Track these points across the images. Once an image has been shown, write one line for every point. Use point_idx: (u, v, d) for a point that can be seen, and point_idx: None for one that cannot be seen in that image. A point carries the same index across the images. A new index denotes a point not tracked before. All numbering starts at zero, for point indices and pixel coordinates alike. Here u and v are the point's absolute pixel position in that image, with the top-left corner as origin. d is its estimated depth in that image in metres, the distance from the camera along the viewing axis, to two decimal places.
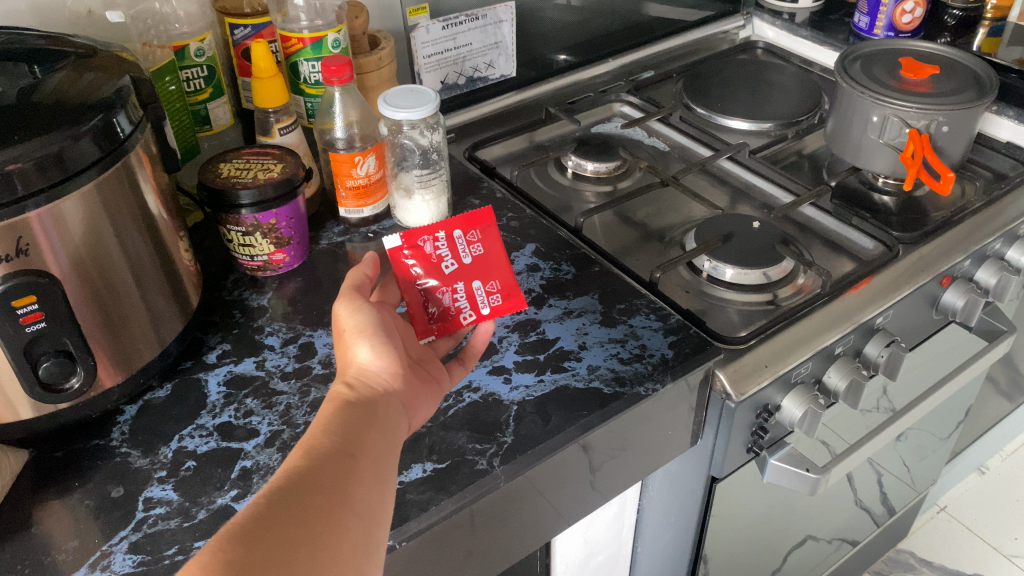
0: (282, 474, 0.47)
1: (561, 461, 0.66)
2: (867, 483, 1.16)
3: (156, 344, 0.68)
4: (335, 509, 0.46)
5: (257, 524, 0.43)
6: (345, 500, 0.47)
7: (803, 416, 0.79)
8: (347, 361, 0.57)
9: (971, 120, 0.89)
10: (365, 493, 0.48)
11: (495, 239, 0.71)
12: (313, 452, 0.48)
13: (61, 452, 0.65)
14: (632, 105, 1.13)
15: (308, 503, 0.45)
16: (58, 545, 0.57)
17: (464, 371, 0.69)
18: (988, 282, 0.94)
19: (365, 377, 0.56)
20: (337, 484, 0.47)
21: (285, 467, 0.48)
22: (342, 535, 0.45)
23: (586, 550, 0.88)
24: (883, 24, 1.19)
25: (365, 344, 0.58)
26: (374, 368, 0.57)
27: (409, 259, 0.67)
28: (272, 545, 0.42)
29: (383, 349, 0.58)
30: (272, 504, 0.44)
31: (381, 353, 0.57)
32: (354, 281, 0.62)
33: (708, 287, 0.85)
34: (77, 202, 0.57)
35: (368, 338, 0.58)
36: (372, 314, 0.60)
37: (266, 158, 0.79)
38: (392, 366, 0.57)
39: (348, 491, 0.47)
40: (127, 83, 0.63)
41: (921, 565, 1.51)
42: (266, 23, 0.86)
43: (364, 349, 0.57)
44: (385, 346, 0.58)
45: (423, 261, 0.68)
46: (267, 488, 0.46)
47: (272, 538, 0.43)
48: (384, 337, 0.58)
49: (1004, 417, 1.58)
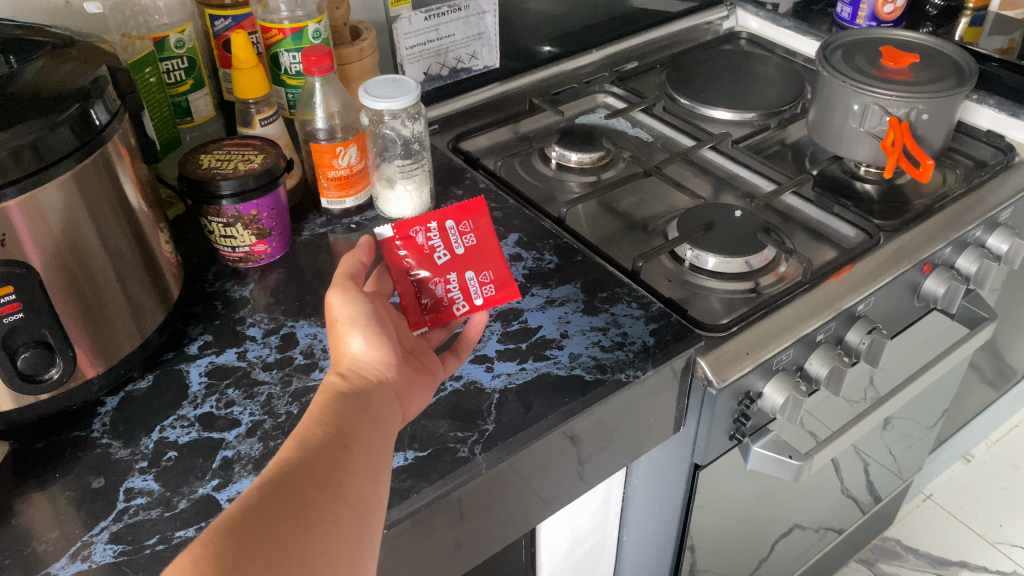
0: (274, 466, 0.46)
1: (543, 448, 0.66)
2: (852, 471, 1.17)
3: (136, 336, 0.68)
4: (328, 502, 0.46)
5: (249, 517, 0.43)
6: (338, 491, 0.47)
7: (785, 402, 0.79)
8: (340, 351, 0.57)
9: (950, 108, 0.90)
10: (358, 484, 0.48)
11: (488, 230, 0.71)
12: (306, 444, 0.48)
13: (42, 443, 0.64)
14: (616, 95, 1.13)
15: (301, 495, 0.45)
16: (39, 535, 0.57)
17: (457, 362, 0.67)
18: (969, 269, 0.94)
19: (359, 367, 0.56)
20: (330, 475, 0.47)
21: (276, 459, 0.47)
22: (336, 528, 0.45)
23: (571, 538, 0.88)
24: (866, 14, 1.19)
25: (358, 334, 0.57)
26: (368, 359, 0.57)
27: (401, 250, 0.67)
28: (264, 538, 0.42)
29: (377, 340, 0.57)
30: (265, 497, 0.44)
31: (374, 344, 0.57)
32: (348, 270, 0.61)
33: (691, 276, 0.85)
34: (55, 192, 0.57)
35: (362, 328, 0.57)
36: (366, 304, 0.59)
37: (247, 149, 0.79)
38: (386, 357, 0.57)
39: (341, 483, 0.47)
40: (105, 73, 0.62)
41: (907, 553, 1.52)
42: (246, 14, 0.86)
43: (357, 340, 0.57)
44: (378, 336, 0.57)
45: (416, 253, 0.68)
46: (259, 481, 0.45)
47: (263, 531, 0.43)
48: (378, 327, 0.58)
49: (989, 405, 1.59)
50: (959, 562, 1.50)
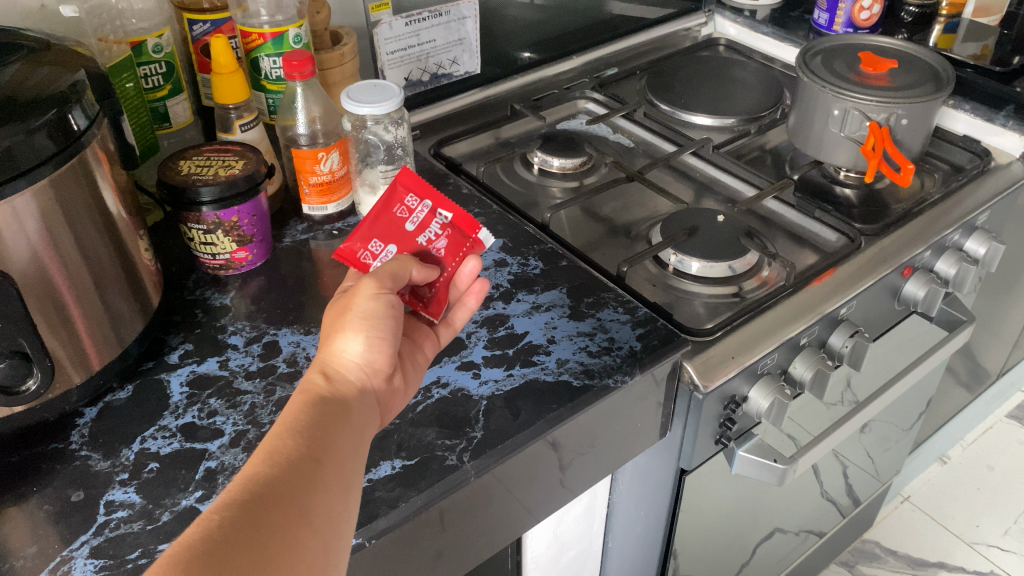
0: (241, 484, 0.45)
1: (528, 456, 0.66)
2: (832, 474, 1.18)
3: (115, 345, 0.66)
4: (294, 527, 0.44)
5: (209, 545, 0.41)
6: (304, 512, 0.45)
7: (770, 406, 0.80)
8: (328, 344, 0.56)
9: (929, 113, 0.91)
10: (326, 505, 0.47)
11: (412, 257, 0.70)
12: (277, 459, 0.47)
13: (19, 456, 0.63)
14: (596, 101, 1.13)
15: (265, 521, 0.43)
16: (16, 551, 0.56)
17: (451, 332, 0.69)
18: (948, 272, 0.95)
19: (344, 370, 0.55)
20: (297, 495, 0.45)
21: (243, 474, 0.45)
22: (300, 554, 0.44)
23: (557, 546, 0.88)
24: (842, 20, 1.21)
25: (351, 334, 0.56)
26: (357, 360, 0.56)
27: (435, 214, 0.71)
28: (227, 567, 0.40)
29: (370, 345, 0.56)
30: (227, 524, 0.42)
31: (366, 349, 0.56)
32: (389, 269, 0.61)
33: (675, 280, 0.85)
34: (30, 199, 0.56)
35: (358, 331, 0.56)
36: (371, 301, 0.57)
37: (227, 154, 0.78)
38: (374, 363, 0.57)
39: (309, 503, 0.46)
40: (83, 78, 0.61)
41: (886, 555, 1.53)
42: (226, 18, 0.85)
43: (349, 341, 0.56)
44: (373, 342, 0.56)
45: (474, 238, 0.72)
46: (221, 503, 0.43)
47: (224, 561, 0.40)
48: (373, 332, 0.56)
49: (964, 407, 1.61)
50: (937, 563, 1.52)
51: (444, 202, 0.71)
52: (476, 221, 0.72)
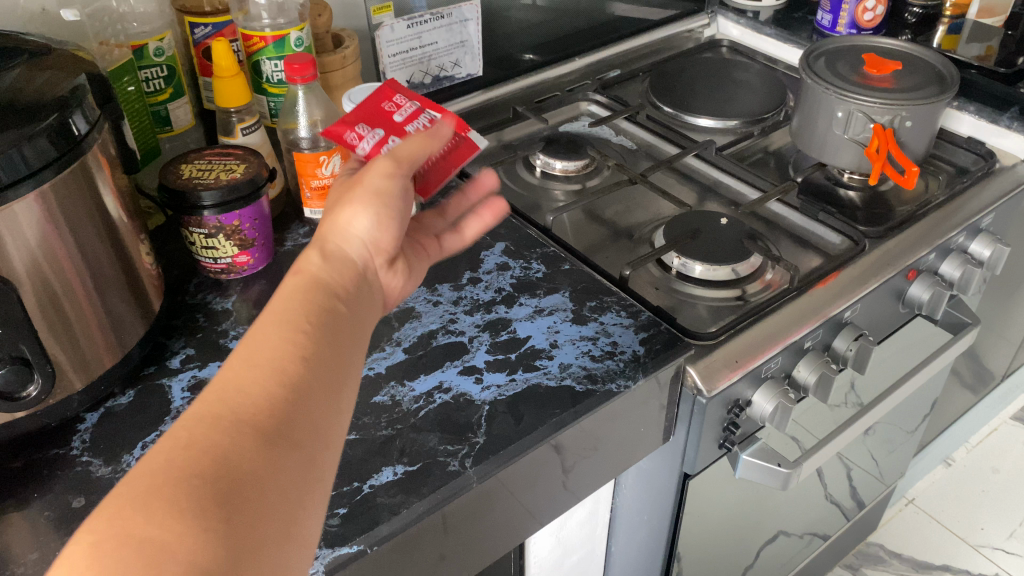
0: (216, 402, 0.39)
1: (531, 461, 0.65)
2: (836, 478, 1.17)
3: (116, 350, 0.66)
4: (279, 445, 0.39)
5: (179, 474, 0.35)
6: (291, 428, 0.40)
7: (774, 410, 0.79)
8: (334, 216, 0.52)
9: (934, 115, 0.90)
10: (316, 414, 0.41)
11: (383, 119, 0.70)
12: (257, 369, 0.41)
13: (19, 462, 0.63)
14: (599, 103, 1.12)
15: (245, 444, 0.38)
16: (17, 558, 0.56)
17: (460, 242, 0.66)
18: (953, 275, 0.95)
19: (346, 247, 0.52)
20: (283, 413, 0.40)
21: (220, 392, 0.40)
22: (288, 472, 0.39)
23: (560, 551, 0.87)
24: (846, 22, 1.20)
25: (358, 209, 0.52)
26: (362, 235, 0.52)
27: (423, 112, 0.71)
28: (200, 492, 0.35)
29: (382, 221, 0.53)
30: (199, 448, 0.37)
31: (376, 225, 0.53)
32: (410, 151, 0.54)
33: (678, 283, 0.85)
34: (31, 204, 0.55)
35: (368, 205, 0.52)
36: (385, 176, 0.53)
37: (228, 158, 0.77)
38: (381, 242, 0.53)
39: (296, 416, 0.40)
40: (84, 82, 0.61)
41: (890, 557, 1.53)
42: (227, 22, 0.85)
43: (359, 217, 0.52)
44: (383, 216, 0.53)
45: (465, 137, 0.72)
46: (193, 423, 0.38)
47: (198, 489, 0.35)
48: (384, 209, 0.53)
49: (969, 409, 1.60)
50: (942, 566, 1.51)
51: (433, 106, 0.71)
52: (466, 122, 0.73)
